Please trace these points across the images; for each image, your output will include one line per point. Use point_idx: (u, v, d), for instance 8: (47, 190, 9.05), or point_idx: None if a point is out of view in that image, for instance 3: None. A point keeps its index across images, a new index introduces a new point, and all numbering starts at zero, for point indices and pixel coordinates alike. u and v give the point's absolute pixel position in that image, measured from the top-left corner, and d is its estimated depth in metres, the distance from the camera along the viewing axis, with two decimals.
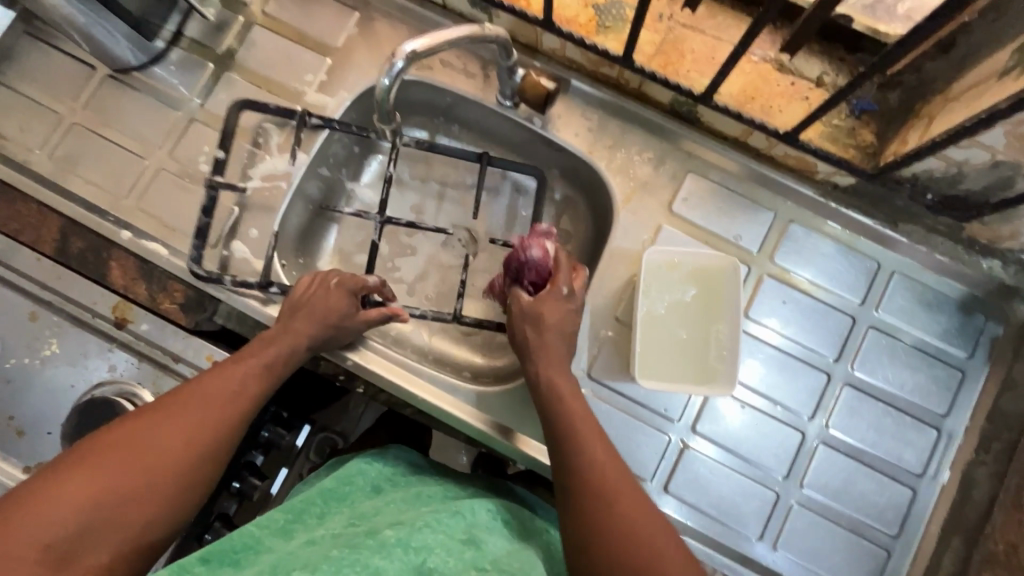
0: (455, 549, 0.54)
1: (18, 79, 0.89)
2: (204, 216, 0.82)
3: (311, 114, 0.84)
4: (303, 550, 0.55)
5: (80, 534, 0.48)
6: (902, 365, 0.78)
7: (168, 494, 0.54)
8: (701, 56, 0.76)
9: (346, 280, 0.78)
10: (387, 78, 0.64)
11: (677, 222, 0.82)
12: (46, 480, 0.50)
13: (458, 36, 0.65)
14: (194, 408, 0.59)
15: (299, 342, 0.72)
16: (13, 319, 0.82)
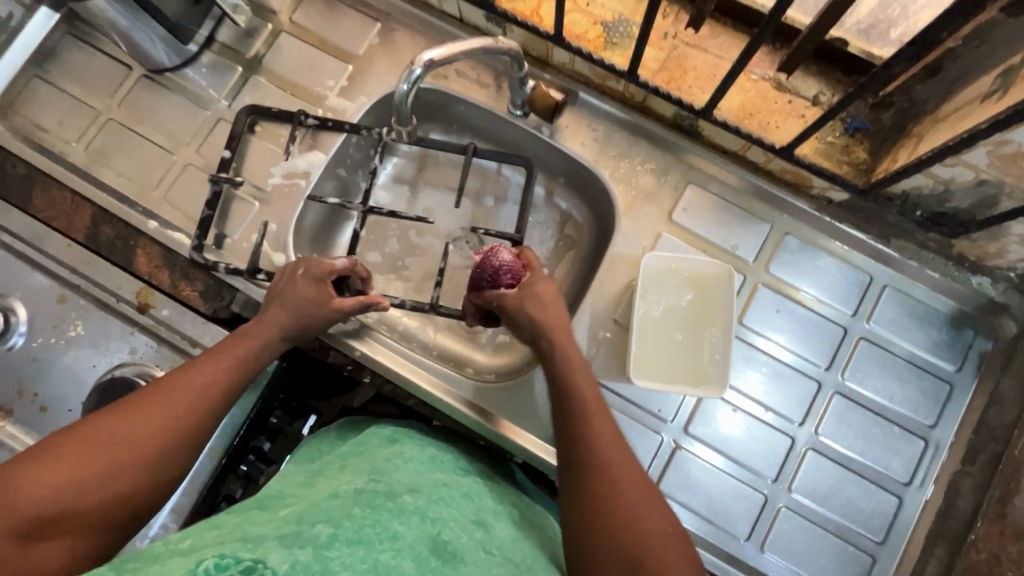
0: (466, 526, 0.59)
1: (59, 75, 0.95)
2: (206, 209, 0.88)
3: (308, 115, 0.89)
4: (327, 501, 0.57)
5: (53, 516, 0.49)
6: (891, 376, 0.81)
7: (142, 478, 0.55)
8: (703, 73, 0.79)
9: (312, 268, 0.76)
10: (405, 83, 0.67)
11: (677, 230, 0.85)
12: (25, 463, 0.51)
13: (474, 48, 0.69)
14: (175, 397, 0.60)
15: (272, 333, 0.71)
16: (44, 301, 0.87)
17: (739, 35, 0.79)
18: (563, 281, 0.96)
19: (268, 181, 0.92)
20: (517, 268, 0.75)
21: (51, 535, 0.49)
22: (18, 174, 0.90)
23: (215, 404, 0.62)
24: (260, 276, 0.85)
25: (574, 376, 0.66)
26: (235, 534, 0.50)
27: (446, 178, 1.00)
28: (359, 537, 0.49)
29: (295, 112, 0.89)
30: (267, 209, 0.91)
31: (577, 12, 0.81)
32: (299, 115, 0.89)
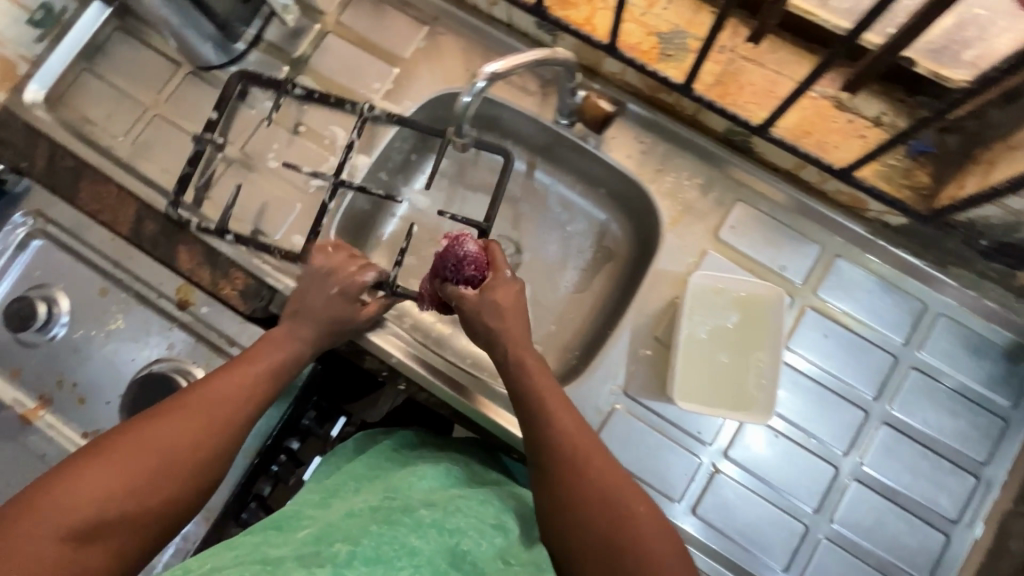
0: (485, 534, 0.59)
1: (108, 69, 0.96)
2: (187, 164, 0.87)
3: (296, 84, 0.88)
4: (344, 522, 0.60)
5: (98, 521, 0.50)
6: (942, 408, 0.78)
7: (179, 485, 0.56)
8: (760, 89, 0.77)
9: (343, 282, 0.77)
10: (468, 96, 0.68)
11: (723, 248, 0.83)
12: (68, 470, 0.52)
13: (532, 59, 0.68)
14: (205, 404, 0.61)
15: (301, 344, 0.72)
16: (86, 292, 0.88)
17: (801, 50, 0.77)
18: (600, 293, 0.95)
19: (311, 182, 0.92)
20: (481, 261, 0.75)
21: (98, 539, 0.50)
22: (66, 166, 0.91)
23: (244, 413, 0.63)
24: (227, 236, 0.85)
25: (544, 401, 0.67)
26: (253, 556, 0.53)
27: (484, 184, 1.00)
28: (377, 555, 0.51)
29: (283, 80, 0.88)
30: (308, 210, 0.91)
31: (631, 22, 0.80)
32: (287, 83, 0.88)
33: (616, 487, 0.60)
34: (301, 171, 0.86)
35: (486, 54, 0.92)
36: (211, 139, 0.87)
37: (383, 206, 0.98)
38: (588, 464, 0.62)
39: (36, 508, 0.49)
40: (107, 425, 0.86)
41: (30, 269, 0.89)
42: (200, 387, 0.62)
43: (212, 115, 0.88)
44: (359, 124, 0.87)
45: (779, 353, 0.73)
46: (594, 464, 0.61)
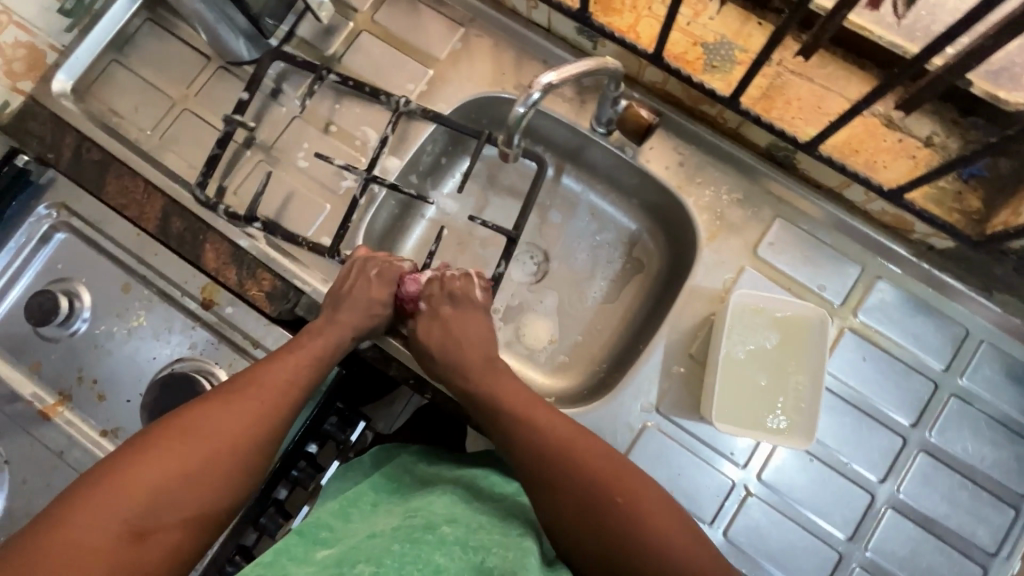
0: (511, 545, 0.60)
1: (137, 61, 0.95)
2: (215, 147, 0.86)
3: (331, 71, 0.89)
4: (366, 543, 0.58)
5: (155, 511, 0.53)
6: (983, 438, 0.76)
7: (231, 476, 0.58)
8: (807, 104, 0.75)
9: (384, 270, 0.80)
10: (523, 107, 0.66)
11: (761, 265, 0.81)
12: (124, 460, 0.54)
13: (582, 69, 0.66)
14: (252, 397, 0.62)
15: (344, 332, 0.74)
16: (109, 288, 0.86)
17: (850, 66, 0.75)
18: (629, 305, 0.93)
19: (341, 184, 0.91)
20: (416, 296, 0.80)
21: (156, 528, 0.53)
22: (93, 159, 0.88)
23: (288, 407, 0.65)
24: (253, 224, 0.86)
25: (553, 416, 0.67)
26: None
27: (514, 190, 0.98)
28: None
29: (319, 67, 0.89)
30: (337, 212, 0.90)
31: (677, 30, 0.78)
32: (323, 69, 0.89)
33: (611, 479, 0.61)
34: (334, 161, 0.86)
35: (523, 58, 0.91)
36: (242, 123, 0.87)
37: (411, 209, 0.97)
38: (573, 465, 0.62)
39: (98, 500, 0.51)
40: (127, 424, 0.84)
41: (52, 261, 0.88)
42: (242, 379, 0.64)
43: (245, 95, 0.87)
44: (394, 117, 0.87)
45: (820, 377, 0.72)
46: (586, 459, 0.62)
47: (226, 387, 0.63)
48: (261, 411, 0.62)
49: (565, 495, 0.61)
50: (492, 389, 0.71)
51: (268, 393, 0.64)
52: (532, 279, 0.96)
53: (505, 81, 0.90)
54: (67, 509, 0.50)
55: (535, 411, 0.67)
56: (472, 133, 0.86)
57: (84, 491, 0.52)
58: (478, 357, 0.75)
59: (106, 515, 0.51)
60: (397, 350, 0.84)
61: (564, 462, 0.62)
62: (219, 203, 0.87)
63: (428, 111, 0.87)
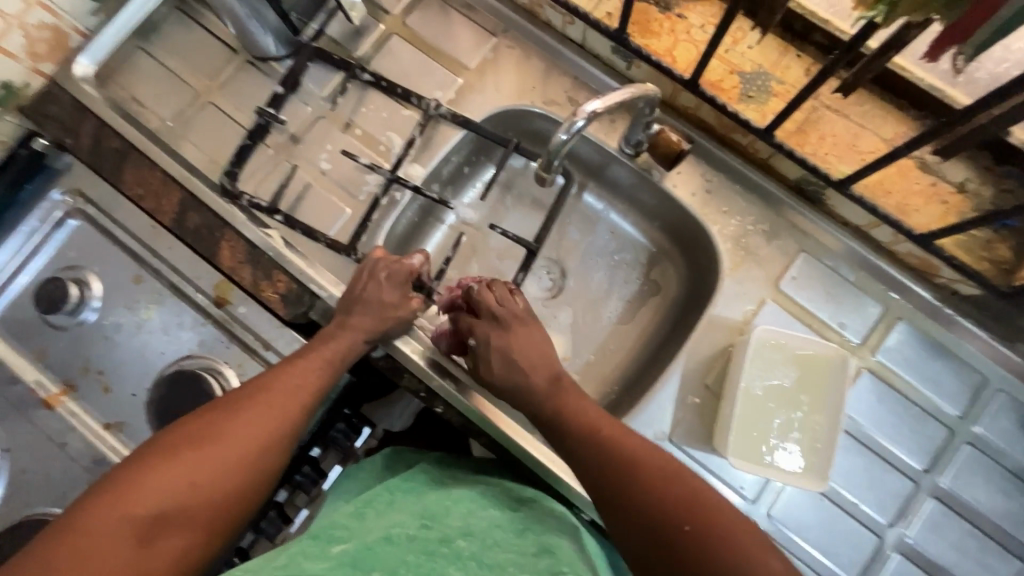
0: (527, 565, 0.57)
1: (162, 50, 0.94)
2: (245, 138, 0.87)
3: (364, 69, 0.89)
4: (383, 550, 0.56)
5: (163, 520, 0.51)
6: (995, 487, 0.76)
7: (239, 485, 0.57)
8: (841, 141, 0.75)
9: (395, 272, 0.77)
10: (566, 133, 0.66)
11: (783, 298, 0.81)
12: (130, 468, 0.53)
13: (627, 95, 0.68)
14: (263, 403, 0.61)
15: (357, 337, 0.72)
16: (121, 279, 0.85)
17: (888, 105, 0.74)
18: (644, 329, 0.92)
19: (362, 188, 0.89)
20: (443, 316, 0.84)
21: (164, 536, 0.51)
22: (112, 147, 0.87)
23: (302, 413, 0.64)
24: (275, 217, 0.85)
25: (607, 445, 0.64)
26: None
27: (535, 203, 0.97)
28: None
29: (352, 64, 0.89)
30: (356, 216, 0.89)
31: (715, 57, 0.77)
32: (357, 68, 0.89)
33: (681, 500, 0.58)
34: (359, 160, 0.86)
35: (554, 73, 0.90)
36: (274, 116, 0.87)
37: (431, 216, 0.95)
38: (647, 491, 0.59)
39: (104, 507, 0.49)
40: (130, 418, 0.83)
41: (64, 248, 0.86)
42: (254, 383, 0.63)
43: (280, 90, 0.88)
44: (424, 120, 0.87)
45: (838, 420, 0.73)
46: (660, 484, 0.59)
47: (236, 393, 0.62)
48: (274, 419, 0.61)
49: (641, 522, 0.58)
50: (560, 408, 0.69)
51: (280, 399, 0.63)
52: (547, 294, 0.94)
53: (534, 94, 0.89)
54: (73, 517, 0.49)
55: (616, 438, 0.65)
56: (497, 140, 0.85)
57: (90, 499, 0.50)
58: (546, 379, 0.72)
59: (112, 523, 0.49)
60: (406, 356, 0.81)
61: (641, 492, 0.59)
62: (244, 194, 0.86)
63: (457, 116, 0.86)
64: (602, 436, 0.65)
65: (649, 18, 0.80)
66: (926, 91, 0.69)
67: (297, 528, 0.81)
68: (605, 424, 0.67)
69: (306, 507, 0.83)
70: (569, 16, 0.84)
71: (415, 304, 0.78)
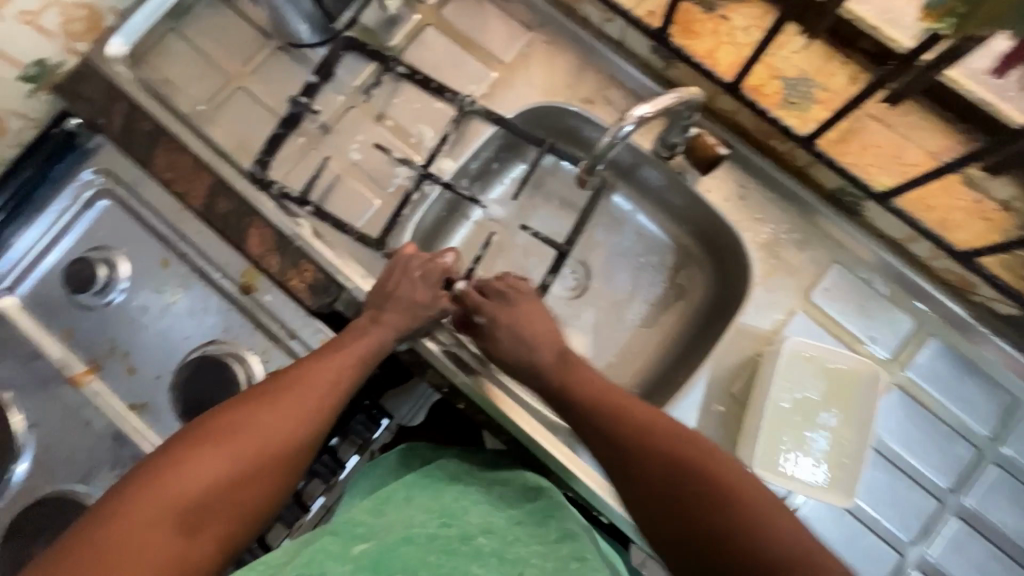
0: (549, 554, 0.58)
1: (195, 34, 0.93)
2: (280, 126, 0.87)
3: (398, 62, 0.88)
4: (403, 549, 0.56)
5: (199, 510, 0.54)
6: (1022, 510, 0.75)
7: (268, 479, 0.60)
8: (884, 152, 0.73)
9: (427, 270, 0.77)
10: (611, 137, 0.65)
11: (814, 310, 0.80)
12: (168, 459, 0.56)
13: (675, 100, 0.67)
14: (291, 399, 0.64)
15: (388, 334, 0.73)
16: (149, 262, 0.85)
17: (934, 117, 0.72)
18: (668, 333, 0.91)
19: (391, 181, 0.89)
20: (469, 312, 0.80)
21: (201, 527, 0.54)
22: (143, 130, 0.86)
23: (330, 408, 0.66)
24: (307, 207, 0.85)
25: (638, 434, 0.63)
26: None
27: (563, 201, 0.96)
28: None
29: (387, 56, 0.89)
30: (385, 208, 0.88)
31: (759, 61, 0.76)
32: (392, 61, 0.89)
33: (687, 467, 0.59)
34: (391, 154, 0.85)
35: (590, 70, 0.88)
36: (307, 105, 0.88)
37: (457, 211, 0.95)
38: (658, 466, 0.60)
39: (146, 497, 0.52)
40: (153, 401, 0.83)
41: (93, 228, 0.87)
42: (283, 379, 0.66)
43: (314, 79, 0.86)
44: (458, 117, 0.87)
45: (867, 436, 0.72)
46: (667, 456, 0.60)
47: (265, 387, 0.65)
48: (301, 414, 0.63)
49: (656, 497, 0.59)
50: (561, 384, 0.70)
51: (307, 395, 0.65)
52: (571, 294, 0.93)
53: (569, 91, 0.88)
54: (116, 505, 0.51)
55: (622, 409, 0.65)
56: (532, 141, 0.85)
57: (132, 488, 0.53)
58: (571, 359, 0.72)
59: (153, 513, 0.51)
60: (429, 351, 0.79)
61: (652, 465, 0.60)
62: (275, 183, 0.86)
63: (491, 114, 0.86)
64: (613, 411, 0.65)
65: (692, 18, 0.79)
66: (976, 105, 0.68)
67: (312, 517, 0.80)
68: (617, 401, 0.67)
69: (322, 496, 0.81)
70: (610, 13, 0.82)
71: (445, 303, 0.78)
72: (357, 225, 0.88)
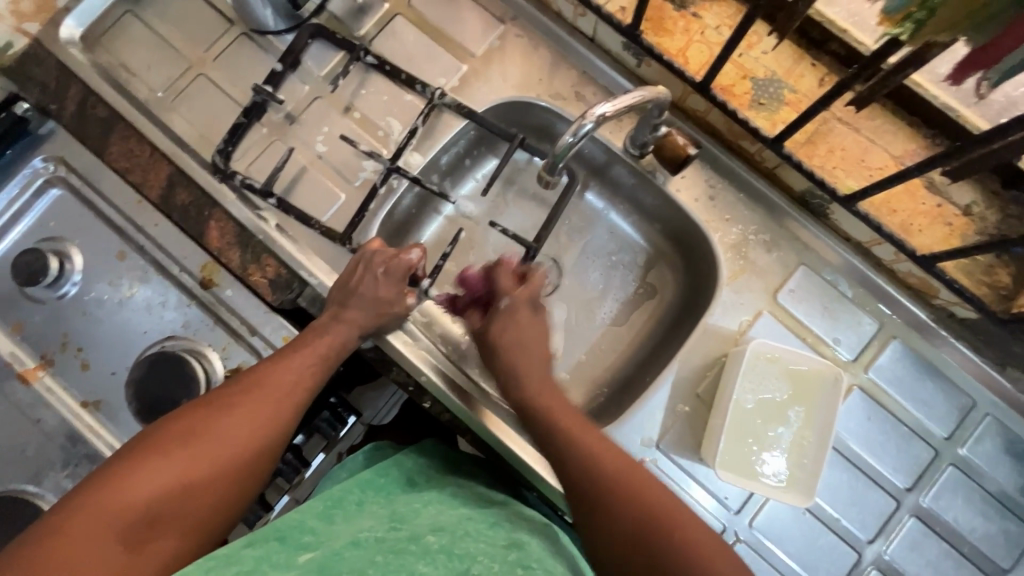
0: (496, 556, 0.55)
1: (154, 17, 0.90)
2: (243, 116, 0.84)
3: (368, 52, 0.85)
4: (349, 552, 0.54)
5: (152, 520, 0.52)
6: (975, 510, 0.76)
7: (231, 486, 0.58)
8: (850, 156, 0.73)
9: (392, 267, 0.76)
10: (572, 136, 0.64)
11: (780, 311, 0.80)
12: (118, 468, 0.53)
13: (640, 98, 0.66)
14: (255, 402, 0.62)
15: (351, 331, 0.73)
16: (103, 253, 0.81)
17: (899, 121, 0.73)
18: (638, 331, 0.91)
19: (358, 174, 0.87)
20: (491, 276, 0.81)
21: (154, 538, 0.52)
22: (98, 116, 0.83)
23: (293, 409, 0.64)
24: (270, 200, 0.82)
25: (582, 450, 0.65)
26: None
27: (536, 196, 0.95)
28: None
29: (356, 46, 0.86)
30: (352, 203, 0.86)
31: (729, 61, 0.75)
32: (360, 49, 0.86)
33: (672, 536, 0.56)
34: (358, 146, 0.83)
35: (562, 66, 0.87)
36: (271, 95, 0.84)
37: (425, 206, 0.93)
38: (639, 536, 0.57)
39: (93, 509, 0.49)
40: (109, 397, 0.79)
41: (45, 217, 0.82)
42: (247, 380, 0.64)
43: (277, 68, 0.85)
44: (427, 108, 0.84)
45: (827, 437, 0.73)
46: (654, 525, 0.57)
47: (227, 389, 0.63)
48: (262, 420, 0.62)
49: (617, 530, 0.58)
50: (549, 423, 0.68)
51: (272, 398, 0.63)
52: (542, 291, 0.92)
53: (540, 87, 0.87)
54: (62, 517, 0.49)
55: (622, 471, 0.62)
56: (503, 135, 0.83)
57: (81, 496, 0.51)
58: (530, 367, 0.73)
59: (101, 522, 0.49)
60: (396, 349, 0.79)
61: (642, 534, 0.57)
62: (236, 174, 0.83)
63: (462, 106, 0.84)
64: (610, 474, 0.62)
65: (663, 15, 0.78)
66: (941, 110, 0.68)
67: (276, 516, 0.76)
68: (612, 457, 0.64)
69: (287, 494, 0.77)
70: (582, 8, 0.81)
71: (410, 300, 0.78)
72: (323, 218, 0.86)
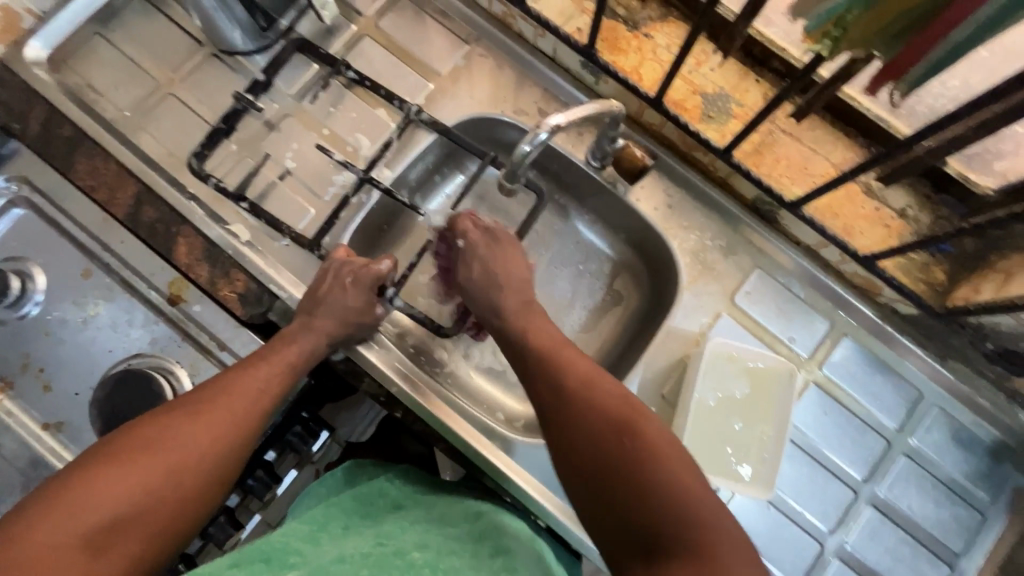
0: (479, 568, 0.56)
1: (122, 38, 0.91)
2: (221, 121, 0.85)
3: (349, 67, 0.87)
4: (334, 567, 0.54)
5: (111, 527, 0.51)
6: (928, 497, 0.80)
7: (192, 490, 0.57)
8: (794, 164, 0.79)
9: (361, 278, 0.78)
10: (528, 145, 0.67)
11: (737, 312, 0.84)
12: (81, 474, 0.52)
13: (592, 111, 0.70)
14: (221, 407, 0.62)
15: (320, 341, 0.73)
16: (66, 272, 0.79)
17: (838, 132, 0.78)
18: (607, 337, 0.93)
19: (328, 189, 0.89)
20: None
21: (113, 543, 0.51)
22: (64, 135, 0.83)
23: (259, 414, 0.65)
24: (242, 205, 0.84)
25: (582, 383, 0.59)
26: None
27: (505, 208, 0.97)
28: None
29: (338, 62, 0.88)
30: (323, 217, 0.88)
31: (678, 77, 0.81)
32: (342, 65, 0.87)
33: (645, 458, 0.50)
34: (332, 156, 0.84)
35: (526, 84, 0.91)
36: (251, 102, 0.85)
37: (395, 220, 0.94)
38: (622, 482, 0.49)
39: (50, 517, 0.49)
40: (72, 418, 0.77)
41: (6, 237, 0.80)
42: (213, 385, 0.64)
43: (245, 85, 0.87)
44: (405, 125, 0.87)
45: (785, 431, 0.77)
46: (630, 457, 0.50)
47: (194, 396, 0.63)
48: (225, 425, 0.61)
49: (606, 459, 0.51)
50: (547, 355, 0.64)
51: (239, 404, 0.63)
52: None
53: (505, 104, 0.91)
54: (19, 525, 0.48)
55: (608, 405, 0.56)
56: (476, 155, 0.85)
57: (39, 504, 0.50)
58: None
59: (58, 530, 0.48)
60: (366, 358, 0.81)
61: (617, 455, 0.51)
62: (211, 176, 0.85)
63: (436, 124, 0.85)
64: (606, 407, 0.55)
65: (618, 36, 0.83)
66: (873, 121, 0.75)
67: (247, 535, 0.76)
68: (606, 397, 0.57)
69: (258, 512, 0.77)
70: (541, 28, 0.85)
71: (377, 310, 0.79)
72: (299, 226, 0.88)
